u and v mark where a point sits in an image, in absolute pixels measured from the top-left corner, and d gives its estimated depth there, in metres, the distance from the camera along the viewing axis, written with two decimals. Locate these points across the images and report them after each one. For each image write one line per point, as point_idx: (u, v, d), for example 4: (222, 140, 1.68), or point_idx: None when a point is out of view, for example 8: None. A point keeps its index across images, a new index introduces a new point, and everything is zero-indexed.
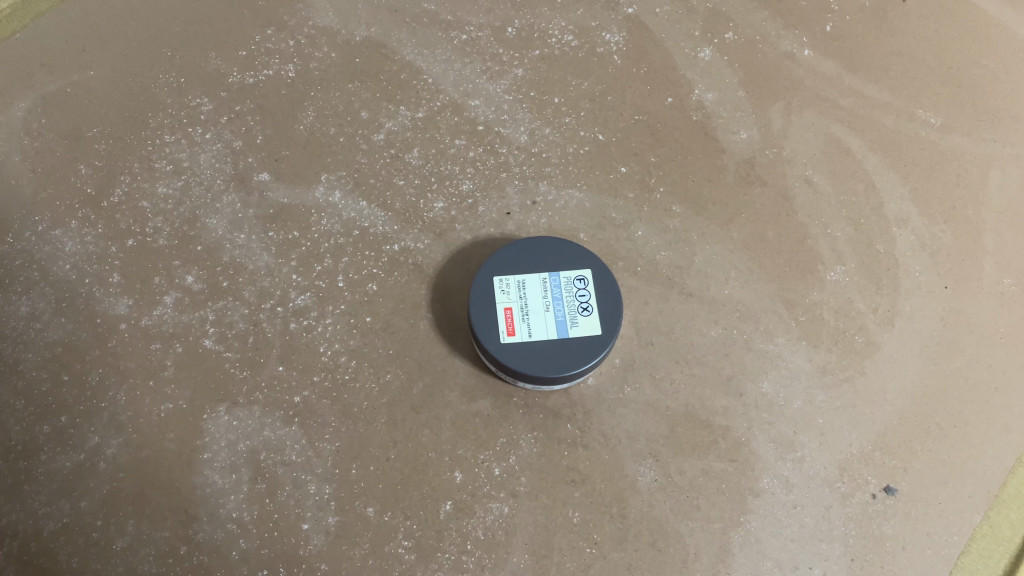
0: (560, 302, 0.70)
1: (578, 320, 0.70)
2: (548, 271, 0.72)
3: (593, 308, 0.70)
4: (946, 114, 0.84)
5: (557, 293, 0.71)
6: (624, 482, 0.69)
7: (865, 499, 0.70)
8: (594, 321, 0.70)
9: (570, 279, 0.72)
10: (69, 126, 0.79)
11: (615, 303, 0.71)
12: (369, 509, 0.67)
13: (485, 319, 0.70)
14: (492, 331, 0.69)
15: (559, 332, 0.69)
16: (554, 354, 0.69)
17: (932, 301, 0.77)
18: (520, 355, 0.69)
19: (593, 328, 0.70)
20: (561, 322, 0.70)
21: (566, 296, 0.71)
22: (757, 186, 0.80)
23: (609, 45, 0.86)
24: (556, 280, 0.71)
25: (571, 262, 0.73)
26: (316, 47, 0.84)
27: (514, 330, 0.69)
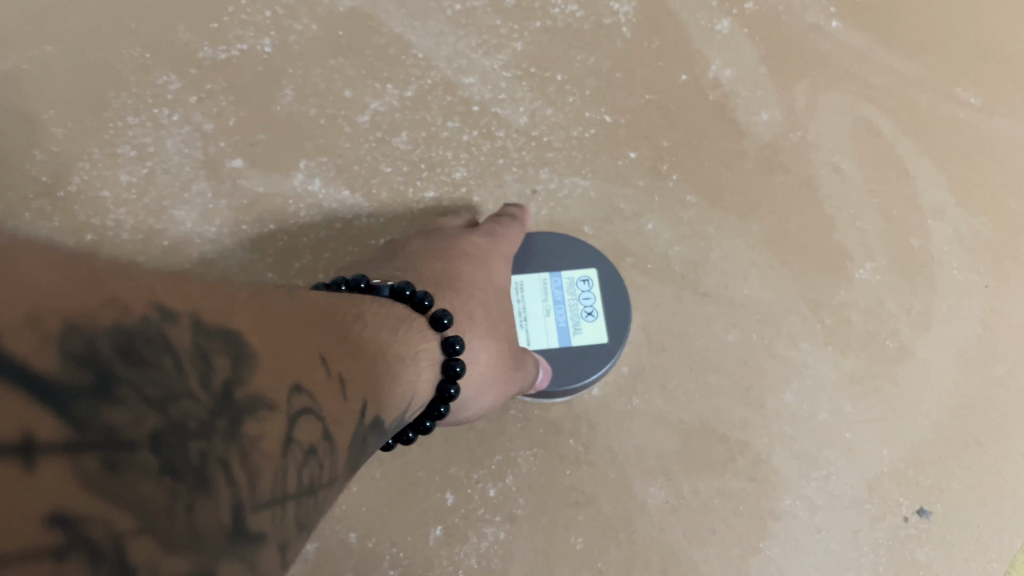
0: (562, 308, 0.66)
1: (581, 327, 0.65)
2: (548, 270, 0.67)
3: (598, 313, 0.66)
4: (986, 92, 0.76)
5: (558, 295, 0.66)
6: (632, 504, 0.64)
7: (896, 522, 0.65)
8: (598, 327, 0.65)
9: (571, 279, 0.66)
10: (23, 107, 0.72)
11: (621, 301, 0.66)
12: (351, 535, 0.62)
13: None
14: None
15: (561, 340, 0.65)
16: (556, 365, 0.65)
17: (971, 301, 0.70)
18: None
19: (598, 334, 0.65)
20: (562, 330, 0.65)
21: (568, 300, 0.66)
22: (779, 173, 0.73)
23: (617, 16, 0.77)
24: (558, 281, 0.66)
25: (574, 257, 0.67)
26: (296, 18, 0.76)
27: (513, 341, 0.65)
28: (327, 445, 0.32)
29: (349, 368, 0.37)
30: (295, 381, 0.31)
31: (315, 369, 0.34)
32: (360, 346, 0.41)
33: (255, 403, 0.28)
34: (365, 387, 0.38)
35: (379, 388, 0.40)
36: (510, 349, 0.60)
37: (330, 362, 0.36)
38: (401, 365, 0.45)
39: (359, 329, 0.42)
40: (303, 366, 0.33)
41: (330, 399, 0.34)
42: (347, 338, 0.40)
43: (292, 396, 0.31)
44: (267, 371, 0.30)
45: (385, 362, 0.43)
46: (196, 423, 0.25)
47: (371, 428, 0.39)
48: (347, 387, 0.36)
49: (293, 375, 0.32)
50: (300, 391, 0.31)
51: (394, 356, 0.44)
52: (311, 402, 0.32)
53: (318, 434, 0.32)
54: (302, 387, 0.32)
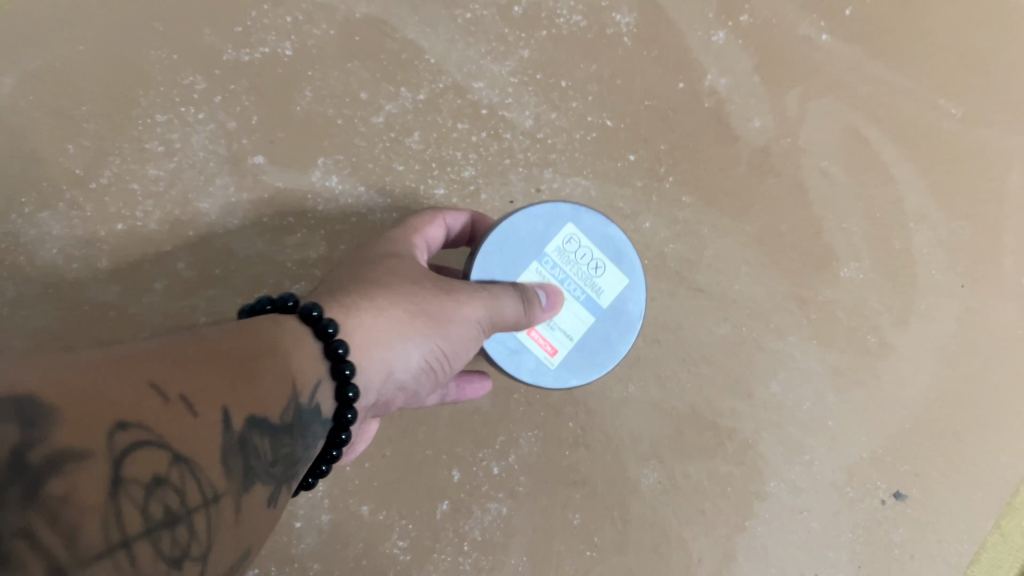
0: (572, 282, 0.65)
1: (598, 285, 0.65)
2: (540, 258, 0.64)
3: (604, 263, 0.66)
4: (971, 102, 0.80)
5: (562, 274, 0.65)
6: (626, 484, 0.69)
7: (874, 504, 0.71)
8: (612, 270, 0.66)
9: (556, 250, 0.64)
10: (55, 103, 0.75)
11: (609, 237, 0.66)
12: (363, 507, 0.66)
13: (525, 358, 0.64)
14: (538, 364, 0.65)
15: (592, 311, 0.65)
16: (599, 335, 0.66)
17: (951, 300, 0.74)
18: (575, 363, 0.65)
19: (617, 279, 0.66)
20: (590, 299, 0.65)
21: (574, 271, 0.65)
22: (771, 177, 0.77)
23: (619, 27, 0.79)
24: (552, 262, 0.65)
25: (547, 229, 0.64)
26: (313, 23, 0.78)
27: (555, 350, 0.65)
28: (184, 467, 0.38)
29: (204, 382, 0.41)
30: (119, 422, 0.36)
31: (151, 402, 0.38)
32: (230, 354, 0.44)
33: (54, 462, 0.33)
34: (231, 394, 0.42)
35: (253, 391, 0.43)
36: (433, 322, 0.56)
37: (173, 387, 0.39)
38: (282, 364, 0.47)
39: (228, 340, 0.45)
40: (134, 404, 0.37)
41: (172, 423, 0.38)
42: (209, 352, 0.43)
43: (110, 441, 0.35)
44: (69, 426, 0.34)
45: (263, 363, 0.45)
46: (18, 497, 0.31)
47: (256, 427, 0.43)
48: (201, 403, 0.40)
49: (114, 416, 0.36)
50: (127, 428, 0.36)
51: (273, 352, 0.46)
52: (149, 437, 0.36)
53: (163, 464, 0.37)
54: (129, 424, 0.36)
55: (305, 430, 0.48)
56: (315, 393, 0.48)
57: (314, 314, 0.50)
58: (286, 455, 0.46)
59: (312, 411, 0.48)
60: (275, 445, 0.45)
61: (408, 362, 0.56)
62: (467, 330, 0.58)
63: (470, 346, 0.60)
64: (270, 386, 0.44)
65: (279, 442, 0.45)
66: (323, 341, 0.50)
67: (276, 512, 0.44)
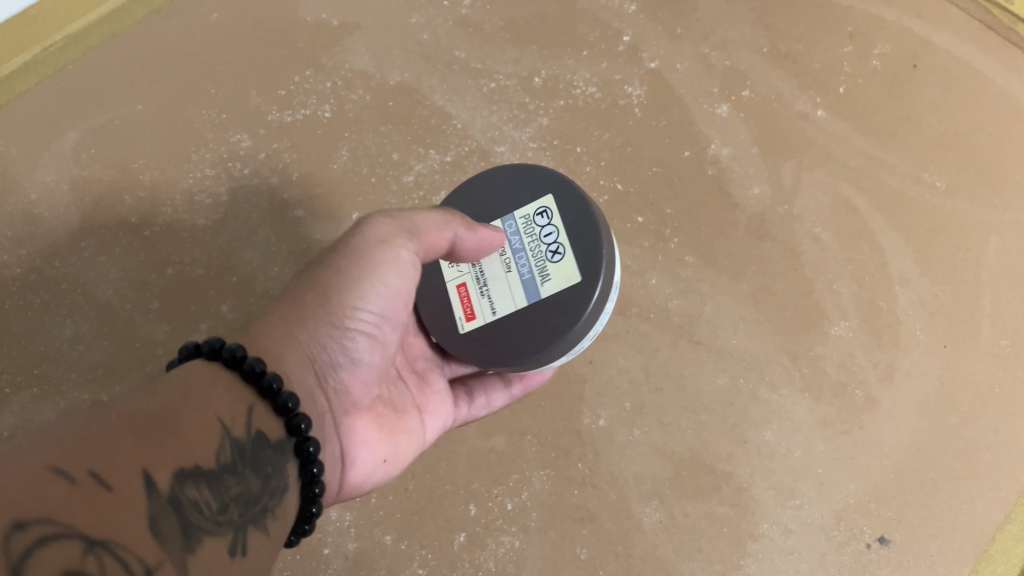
0: (522, 256, 0.62)
1: (548, 271, 0.61)
2: (501, 217, 0.64)
3: (562, 250, 0.60)
4: (952, 176, 0.86)
5: (516, 241, 0.63)
6: (629, 521, 0.74)
7: (858, 547, 0.76)
8: (568, 264, 0.60)
9: (523, 217, 0.63)
10: (115, 157, 0.83)
11: (586, 229, 0.60)
12: (387, 537, 0.73)
13: (443, 308, 0.64)
14: (451, 320, 0.64)
15: (529, 295, 0.61)
16: (525, 323, 0.61)
17: (932, 359, 0.80)
18: (486, 339, 0.62)
19: (567, 275, 0.60)
20: (530, 280, 0.61)
21: (530, 246, 0.62)
22: (768, 240, 0.83)
23: (630, 99, 0.88)
24: (513, 226, 0.63)
25: (523, 195, 0.63)
26: (351, 89, 0.87)
27: (473, 315, 0.63)
28: (103, 551, 0.33)
29: (111, 455, 0.37)
30: (16, 520, 0.32)
31: (52, 486, 0.34)
32: (139, 420, 0.40)
33: None
34: (148, 455, 0.38)
35: (175, 445, 0.40)
36: (331, 288, 0.55)
37: (77, 465, 0.36)
38: (205, 406, 0.44)
39: (141, 403, 0.42)
40: (36, 493, 0.33)
41: (85, 505, 0.34)
42: (123, 423, 0.39)
43: (6, 542, 0.31)
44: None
45: (182, 415, 0.42)
46: None
47: (185, 489, 0.39)
48: (116, 475, 0.36)
49: (12, 515, 0.32)
50: (27, 527, 0.32)
51: (191, 397, 0.44)
52: (53, 528, 0.33)
53: (75, 554, 0.32)
54: (28, 522, 0.32)
55: (260, 463, 0.45)
56: (250, 421, 0.46)
57: (234, 355, 0.48)
58: (239, 496, 0.43)
59: (255, 438, 0.46)
60: (221, 493, 0.41)
61: (323, 334, 0.55)
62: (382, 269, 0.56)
63: (402, 279, 0.57)
64: (191, 440, 0.41)
65: (225, 483, 0.42)
66: (236, 366, 0.48)
67: (237, 562, 0.41)
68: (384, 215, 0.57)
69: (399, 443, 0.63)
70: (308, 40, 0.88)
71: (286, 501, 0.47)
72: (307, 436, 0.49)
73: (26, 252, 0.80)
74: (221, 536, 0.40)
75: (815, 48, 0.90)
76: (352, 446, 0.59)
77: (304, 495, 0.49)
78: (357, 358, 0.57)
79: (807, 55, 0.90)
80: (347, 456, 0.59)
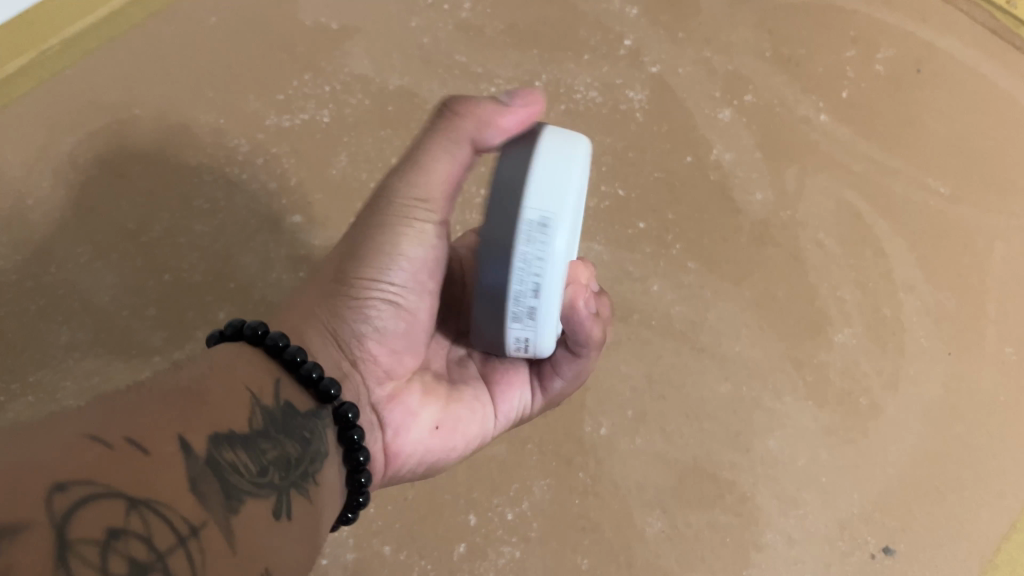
0: None
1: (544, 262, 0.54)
2: None
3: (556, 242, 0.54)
4: (956, 182, 0.86)
5: None
6: (632, 531, 0.73)
7: (863, 558, 0.74)
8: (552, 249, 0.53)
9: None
10: (112, 162, 0.82)
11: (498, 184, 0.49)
12: (385, 547, 0.71)
13: None
14: None
15: None
16: None
17: (936, 366, 0.80)
18: None
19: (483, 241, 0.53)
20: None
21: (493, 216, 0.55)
22: (771, 246, 0.83)
23: (632, 104, 0.87)
24: None
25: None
26: (350, 93, 0.86)
27: None
28: (146, 510, 0.32)
29: (143, 422, 0.35)
30: (55, 482, 0.30)
31: (91, 451, 0.32)
32: (165, 391, 0.39)
33: None
34: (180, 420, 0.37)
35: (208, 412, 0.40)
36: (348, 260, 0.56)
37: (112, 432, 0.34)
38: (230, 377, 0.43)
39: (166, 377, 0.41)
40: (73, 456, 0.31)
41: (126, 468, 0.33)
42: (150, 394, 0.38)
43: (47, 503, 0.29)
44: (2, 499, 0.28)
45: (209, 385, 0.41)
46: None
47: (223, 452, 0.38)
48: (150, 440, 0.35)
49: (52, 477, 0.30)
50: (67, 488, 0.30)
51: (215, 369, 0.43)
52: (94, 488, 0.30)
53: (118, 513, 0.30)
54: (67, 483, 0.30)
55: (294, 429, 0.45)
56: (278, 391, 0.46)
57: (257, 332, 0.48)
58: (277, 460, 0.42)
59: (285, 407, 0.46)
60: (259, 456, 0.41)
61: (338, 304, 0.55)
62: (399, 229, 0.55)
63: (420, 238, 0.56)
64: (223, 407, 0.41)
65: (260, 447, 0.42)
66: (259, 343, 0.48)
67: (284, 524, 0.40)
68: (399, 180, 0.55)
69: (455, 418, 0.62)
70: (307, 44, 0.87)
71: (327, 470, 0.47)
72: (344, 403, 0.49)
73: (22, 257, 0.78)
74: (269, 499, 0.39)
75: (818, 52, 0.91)
76: (398, 419, 0.59)
77: (348, 467, 0.50)
78: (381, 326, 0.56)
79: (809, 60, 0.90)
80: (394, 429, 0.58)
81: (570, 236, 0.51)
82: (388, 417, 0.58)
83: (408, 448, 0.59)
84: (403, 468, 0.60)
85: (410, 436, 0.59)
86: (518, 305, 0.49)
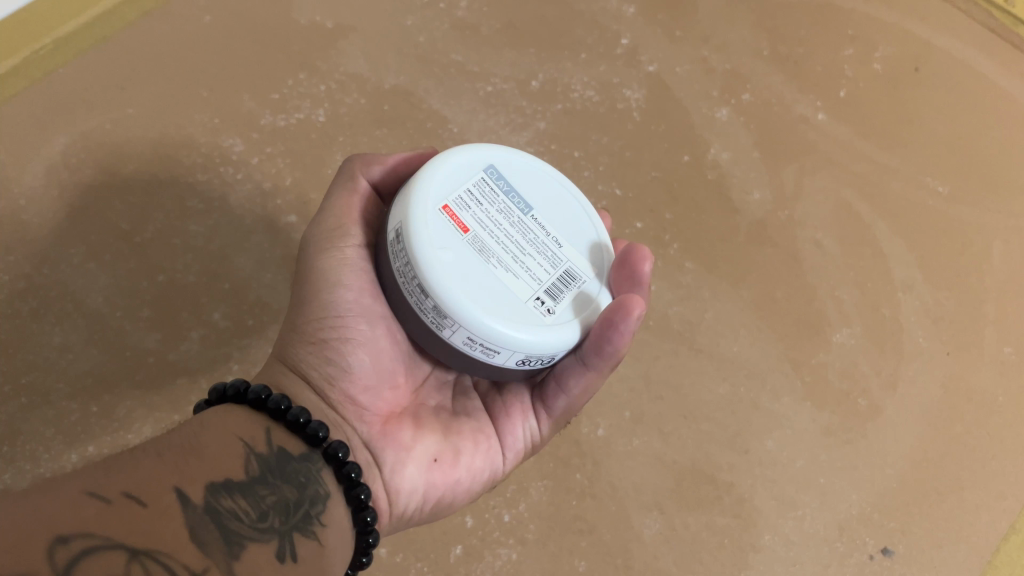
0: None
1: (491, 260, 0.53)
2: None
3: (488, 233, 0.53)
4: (955, 181, 0.86)
5: None
6: (629, 533, 0.73)
7: (862, 559, 0.74)
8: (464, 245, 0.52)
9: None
10: (105, 162, 0.81)
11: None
12: (382, 549, 0.70)
13: None
14: None
15: None
16: None
17: (935, 366, 0.79)
18: None
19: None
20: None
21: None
22: (769, 246, 0.82)
23: (629, 103, 0.87)
24: None
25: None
26: (346, 92, 0.85)
27: None
28: (146, 558, 0.36)
29: (143, 476, 0.39)
30: (59, 535, 0.35)
31: (89, 506, 0.36)
32: (163, 447, 0.42)
33: None
34: (177, 474, 0.41)
35: (202, 463, 0.42)
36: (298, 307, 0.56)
37: (112, 486, 0.38)
38: (222, 430, 0.45)
39: (164, 435, 0.44)
40: (71, 514, 0.36)
41: (124, 520, 0.37)
42: (151, 449, 0.42)
43: (51, 557, 0.34)
44: (13, 551, 0.33)
45: (203, 437, 0.44)
46: None
47: (217, 501, 0.41)
48: (149, 492, 0.39)
49: (55, 532, 0.35)
50: (70, 541, 0.35)
51: (207, 424, 0.45)
52: (96, 541, 0.35)
53: (117, 563, 0.35)
54: (71, 536, 0.35)
55: (290, 474, 0.46)
56: (270, 438, 0.47)
57: (238, 389, 0.48)
58: (277, 505, 0.44)
59: (279, 452, 0.47)
60: (257, 501, 0.43)
61: (302, 352, 0.55)
62: (334, 266, 0.55)
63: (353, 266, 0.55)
64: (218, 458, 0.43)
65: (258, 493, 0.44)
66: (243, 400, 0.48)
67: (286, 566, 0.42)
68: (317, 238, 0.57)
69: (453, 450, 0.60)
70: (302, 43, 0.86)
71: (332, 510, 0.47)
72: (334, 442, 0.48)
73: (14, 257, 0.77)
74: (267, 542, 0.42)
75: (817, 51, 0.90)
76: (394, 457, 0.56)
77: (354, 509, 0.49)
78: (349, 366, 0.55)
79: (807, 59, 0.90)
80: (391, 468, 0.56)
81: (439, 235, 0.51)
82: (383, 456, 0.56)
83: (408, 487, 0.57)
84: (408, 508, 0.58)
85: (408, 474, 0.57)
86: (427, 312, 0.51)
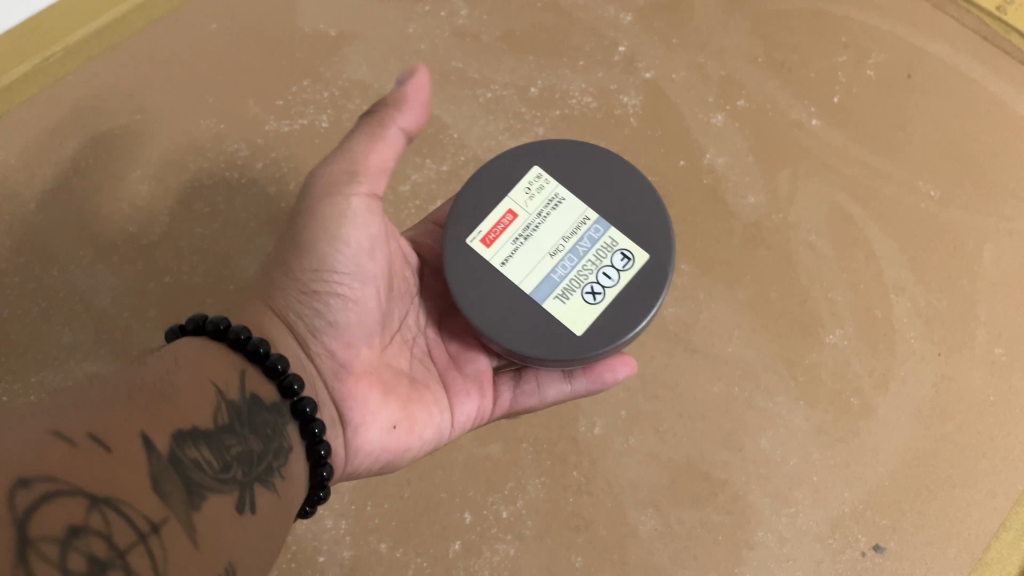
0: (570, 263, 0.56)
1: (570, 298, 0.55)
2: (599, 217, 0.58)
3: (601, 299, 0.55)
4: (946, 186, 0.87)
5: (581, 247, 0.57)
6: (626, 529, 0.74)
7: (854, 555, 0.75)
8: (589, 309, 0.55)
9: (608, 242, 0.57)
10: (114, 167, 0.83)
11: (633, 314, 0.55)
12: (382, 545, 0.73)
13: (476, 211, 0.58)
14: (472, 226, 0.58)
15: (534, 291, 0.56)
16: (502, 310, 0.56)
17: (927, 367, 0.81)
18: (473, 274, 0.57)
19: (578, 320, 0.55)
20: (553, 284, 0.56)
21: (587, 263, 0.56)
22: (763, 249, 0.84)
23: (626, 108, 0.89)
24: (596, 233, 0.57)
25: (632, 223, 0.57)
26: (349, 99, 0.87)
27: (491, 244, 0.57)
28: (107, 507, 0.34)
29: (109, 418, 0.38)
30: (19, 477, 0.33)
31: (53, 449, 0.35)
32: (132, 386, 0.41)
33: None
34: (145, 418, 0.39)
35: (174, 409, 0.42)
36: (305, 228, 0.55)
37: (77, 428, 0.36)
38: (196, 372, 0.45)
39: (136, 371, 0.43)
40: (33, 457, 0.34)
41: (89, 465, 0.35)
42: (120, 390, 0.40)
43: (10, 497, 0.32)
44: None
45: (174, 379, 0.43)
46: None
47: (184, 445, 0.40)
48: (115, 438, 0.37)
49: (15, 473, 0.33)
50: (30, 484, 0.33)
51: (181, 364, 0.45)
52: (58, 484, 0.33)
53: (80, 511, 0.33)
54: (32, 480, 0.33)
55: (257, 424, 0.47)
56: (243, 383, 0.48)
57: (219, 326, 0.49)
58: (240, 456, 0.44)
59: (251, 399, 0.47)
60: (222, 452, 0.43)
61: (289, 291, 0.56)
62: (336, 211, 0.55)
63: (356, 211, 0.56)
64: (190, 403, 0.43)
65: (225, 443, 0.43)
66: (221, 338, 0.50)
67: (247, 518, 0.42)
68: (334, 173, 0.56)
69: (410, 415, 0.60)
70: (305, 50, 0.88)
71: (292, 464, 0.49)
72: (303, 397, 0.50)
73: (24, 260, 0.79)
74: (228, 493, 0.41)
75: (810, 57, 0.92)
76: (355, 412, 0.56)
77: (312, 462, 0.51)
78: (333, 318, 0.56)
79: (802, 65, 0.92)
80: (349, 424, 0.56)
81: None
82: (351, 412, 0.56)
83: (370, 445, 0.57)
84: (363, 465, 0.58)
85: (371, 432, 0.57)
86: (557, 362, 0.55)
